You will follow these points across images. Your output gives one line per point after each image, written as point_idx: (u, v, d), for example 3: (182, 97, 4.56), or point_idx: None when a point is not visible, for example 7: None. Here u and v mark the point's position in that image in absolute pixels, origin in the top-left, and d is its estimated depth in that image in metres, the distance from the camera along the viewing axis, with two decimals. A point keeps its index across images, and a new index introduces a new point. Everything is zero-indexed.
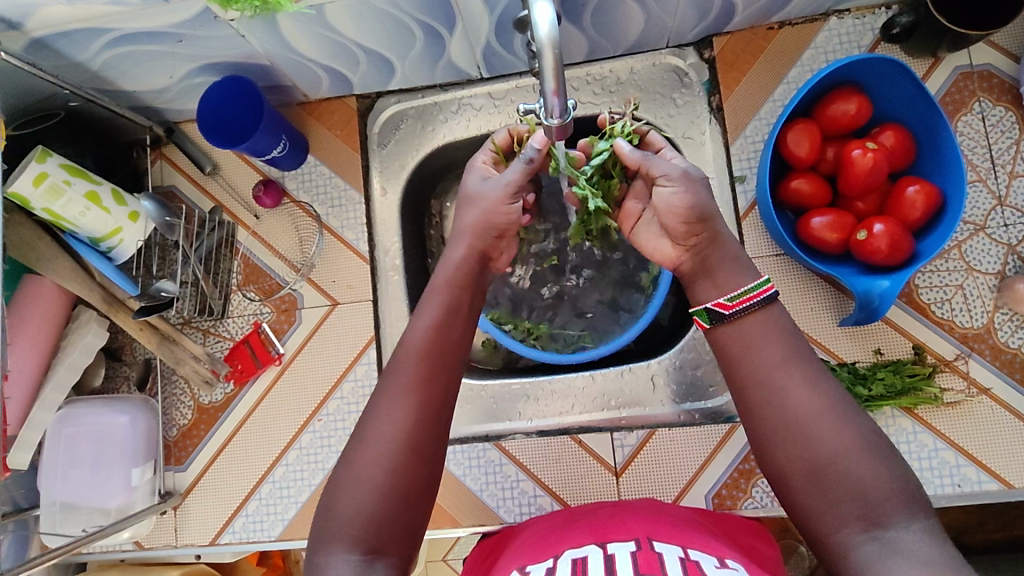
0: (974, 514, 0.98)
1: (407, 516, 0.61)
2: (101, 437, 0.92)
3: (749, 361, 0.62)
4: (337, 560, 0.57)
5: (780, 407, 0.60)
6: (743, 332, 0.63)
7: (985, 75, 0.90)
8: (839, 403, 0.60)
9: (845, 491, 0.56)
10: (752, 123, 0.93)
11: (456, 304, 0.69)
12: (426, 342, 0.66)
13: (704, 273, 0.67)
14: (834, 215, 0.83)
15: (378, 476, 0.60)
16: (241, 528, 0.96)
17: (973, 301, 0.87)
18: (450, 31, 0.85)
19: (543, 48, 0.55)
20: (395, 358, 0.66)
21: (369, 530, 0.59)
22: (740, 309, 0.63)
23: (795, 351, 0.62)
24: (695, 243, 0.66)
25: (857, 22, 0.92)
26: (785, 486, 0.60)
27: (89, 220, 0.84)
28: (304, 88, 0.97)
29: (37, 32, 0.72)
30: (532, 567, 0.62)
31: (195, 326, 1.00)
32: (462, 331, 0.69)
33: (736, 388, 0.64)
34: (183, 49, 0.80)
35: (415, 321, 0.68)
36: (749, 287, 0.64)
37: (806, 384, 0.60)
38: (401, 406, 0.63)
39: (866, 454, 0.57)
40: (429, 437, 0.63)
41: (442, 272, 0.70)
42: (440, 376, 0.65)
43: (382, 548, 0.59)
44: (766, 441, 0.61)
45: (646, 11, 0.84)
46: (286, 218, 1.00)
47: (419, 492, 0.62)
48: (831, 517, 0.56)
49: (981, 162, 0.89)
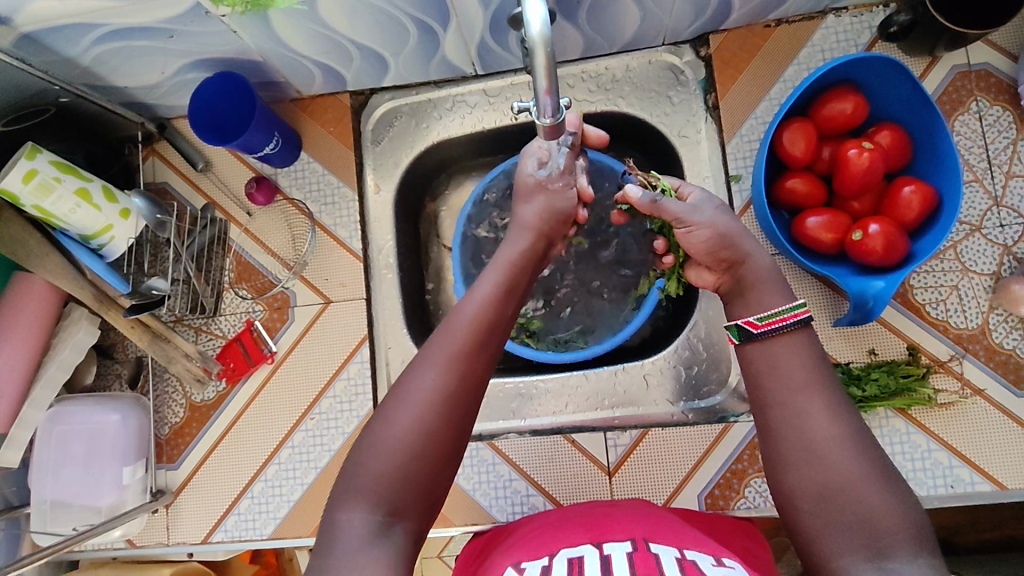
0: (966, 515, 0.98)
1: (435, 482, 0.59)
2: (92, 435, 0.91)
3: (772, 380, 0.62)
4: (355, 519, 0.55)
5: (800, 428, 0.59)
6: (771, 353, 0.63)
7: (983, 74, 0.89)
8: (859, 433, 0.59)
9: (854, 517, 0.55)
10: (748, 122, 0.92)
11: (513, 284, 0.69)
12: (482, 313, 0.65)
13: (740, 292, 0.68)
14: (829, 215, 0.83)
15: (409, 438, 0.58)
16: (233, 527, 0.96)
17: (967, 301, 0.87)
18: (444, 28, 0.84)
19: (535, 47, 0.54)
20: (446, 323, 0.65)
21: (394, 491, 0.57)
22: (768, 330, 0.63)
23: (819, 376, 0.61)
24: (728, 266, 0.69)
25: (854, 21, 0.91)
26: (793, 509, 0.59)
27: (80, 217, 0.83)
28: (297, 84, 0.96)
29: (26, 27, 0.71)
30: (528, 564, 0.62)
31: (187, 324, 0.99)
32: (512, 310, 0.69)
33: (759, 407, 0.63)
34: (174, 44, 0.80)
35: (473, 292, 0.68)
36: (784, 307, 0.64)
37: (829, 411, 0.59)
38: (438, 372, 0.61)
39: (880, 485, 0.56)
40: (467, 409, 0.61)
41: (509, 252, 0.73)
42: (484, 351, 0.64)
43: (403, 512, 0.57)
44: (780, 460, 0.60)
45: (642, 8, 0.83)
46: (279, 215, 1.00)
47: (450, 461, 0.60)
48: (834, 542, 0.56)
49: (978, 162, 0.88)
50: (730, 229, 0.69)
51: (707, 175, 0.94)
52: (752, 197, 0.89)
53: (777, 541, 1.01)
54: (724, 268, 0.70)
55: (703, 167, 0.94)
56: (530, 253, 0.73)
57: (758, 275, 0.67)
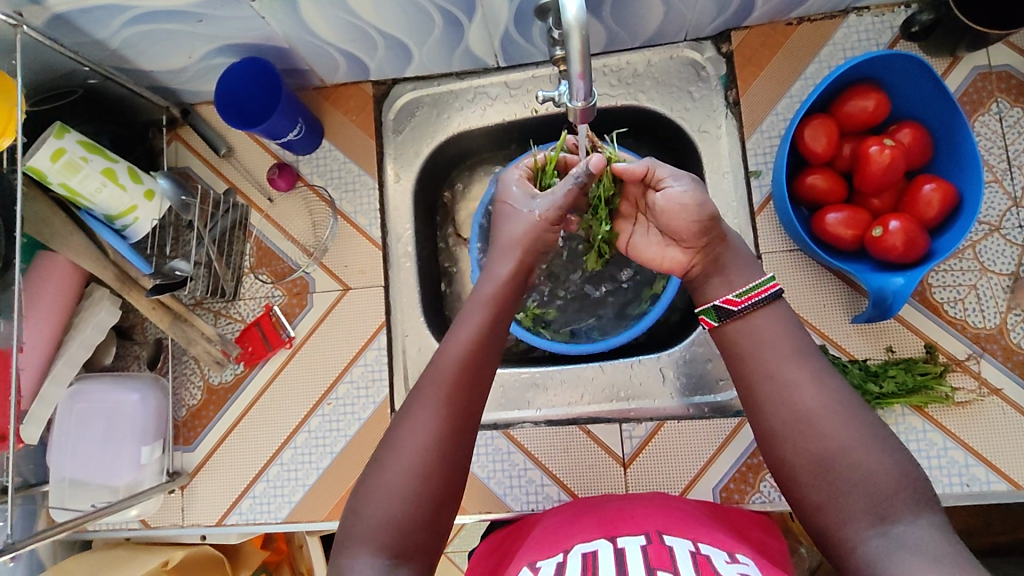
0: (979, 517, 0.97)
1: (436, 522, 0.60)
2: (112, 412, 0.92)
3: (755, 356, 0.63)
4: (360, 563, 0.56)
5: (789, 400, 0.60)
6: (751, 328, 0.64)
7: (1004, 76, 0.89)
8: (845, 398, 0.60)
9: (853, 482, 0.56)
10: (769, 118, 0.93)
11: (496, 319, 0.67)
12: (465, 355, 0.64)
13: (716, 271, 0.68)
14: (849, 212, 0.83)
15: (408, 484, 0.59)
16: (248, 509, 0.96)
17: (985, 301, 0.87)
18: (469, 18, 0.85)
19: (571, 31, 0.55)
20: (431, 368, 0.65)
21: (397, 536, 0.58)
22: (747, 305, 0.64)
23: (799, 345, 0.62)
24: (707, 243, 0.67)
25: (876, 20, 0.92)
26: (792, 481, 0.59)
27: (105, 197, 0.84)
28: (321, 72, 0.97)
29: (59, 7, 0.72)
30: (543, 562, 0.61)
31: (206, 307, 1.00)
32: (498, 345, 0.67)
33: (743, 383, 0.63)
34: (202, 29, 0.81)
35: (453, 332, 0.66)
36: (757, 283, 0.65)
37: (814, 380, 0.60)
38: (431, 417, 0.61)
39: (873, 447, 0.57)
40: (458, 449, 0.61)
41: (486, 287, 0.70)
42: (473, 388, 0.64)
43: (408, 554, 0.57)
44: (773, 435, 0.60)
45: (667, 2, 0.84)
46: (300, 201, 1.01)
47: (447, 501, 0.60)
48: (838, 511, 0.56)
49: (998, 163, 0.89)
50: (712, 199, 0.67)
51: (727, 170, 0.94)
52: (771, 192, 0.89)
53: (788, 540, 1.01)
54: (701, 243, 0.67)
55: (723, 162, 0.95)
56: (509, 285, 0.70)
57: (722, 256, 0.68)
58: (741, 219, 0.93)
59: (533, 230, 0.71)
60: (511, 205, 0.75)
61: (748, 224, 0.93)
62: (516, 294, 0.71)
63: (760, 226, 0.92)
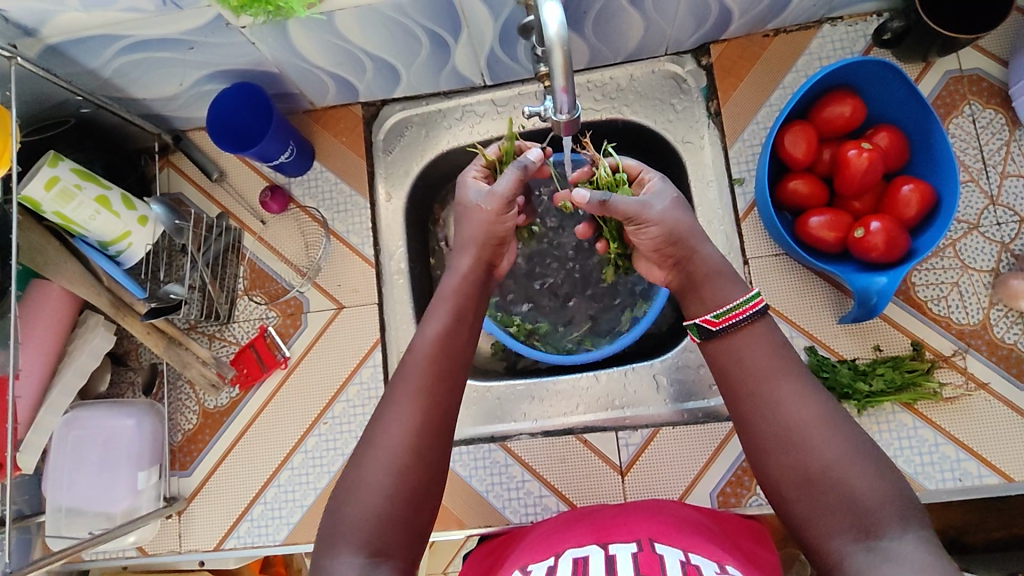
0: (975, 513, 0.98)
1: (413, 521, 0.60)
2: (107, 439, 0.92)
3: (739, 374, 0.63)
4: (341, 562, 0.56)
5: (773, 417, 0.60)
6: (732, 345, 0.64)
7: (975, 79, 0.92)
8: (831, 414, 0.60)
9: (838, 498, 0.56)
10: (749, 127, 0.96)
11: (461, 311, 0.70)
12: (434, 348, 0.66)
13: (692, 289, 0.69)
14: (831, 215, 0.86)
15: (383, 479, 0.60)
16: (246, 533, 0.96)
17: (968, 297, 0.89)
18: (455, 38, 0.87)
19: (553, 47, 0.57)
20: (403, 365, 0.66)
21: (377, 532, 0.58)
22: (726, 326, 0.64)
23: (784, 361, 0.63)
24: (676, 263, 0.69)
25: (850, 29, 0.95)
26: (779, 497, 0.60)
27: (99, 224, 0.85)
28: (311, 96, 0.99)
29: (52, 38, 0.74)
30: (534, 566, 0.62)
31: (201, 331, 1.00)
32: (467, 338, 0.69)
33: (730, 399, 0.64)
34: (193, 56, 0.82)
35: (424, 328, 0.68)
36: (740, 300, 0.65)
37: (799, 395, 0.61)
38: (407, 411, 0.63)
39: (859, 463, 0.57)
40: (434, 441, 0.63)
41: (450, 280, 0.72)
42: (447, 382, 0.65)
43: (387, 550, 0.58)
44: (760, 451, 0.61)
45: (646, 19, 0.86)
46: (292, 223, 1.02)
47: (424, 496, 0.61)
48: (823, 526, 0.57)
49: (973, 163, 0.91)
50: (680, 223, 0.68)
51: (711, 179, 0.97)
52: (755, 198, 0.91)
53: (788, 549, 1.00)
54: (671, 264, 0.69)
55: (707, 171, 0.97)
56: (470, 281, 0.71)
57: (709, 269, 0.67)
58: (726, 227, 0.95)
59: (486, 229, 0.72)
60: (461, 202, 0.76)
61: (733, 231, 0.95)
62: (476, 291, 0.72)
63: (745, 232, 0.94)
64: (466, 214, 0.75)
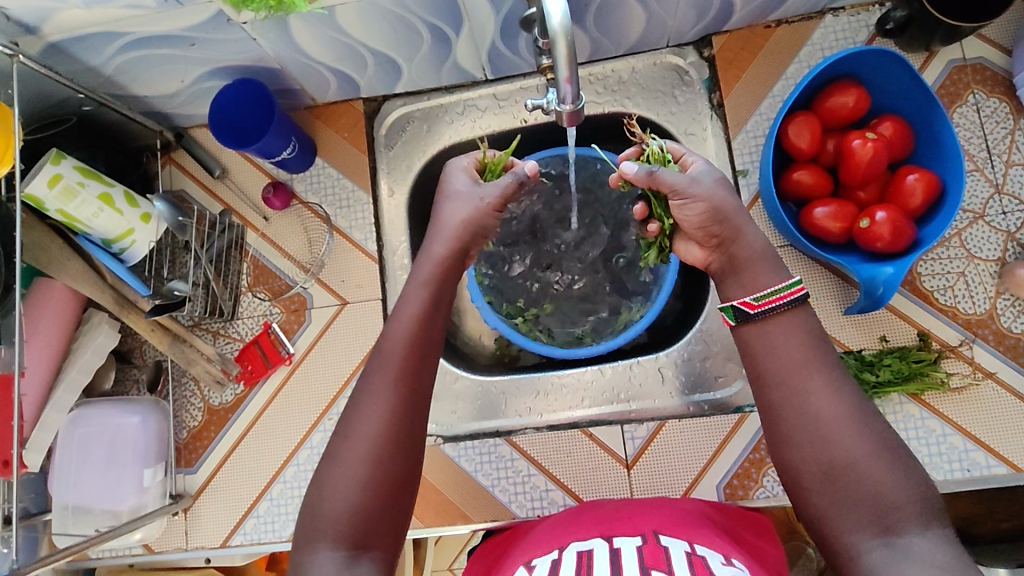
0: (981, 504, 0.98)
1: (393, 510, 0.61)
2: (114, 437, 0.92)
3: (770, 362, 0.62)
4: (320, 558, 0.58)
5: (801, 408, 0.59)
6: (767, 334, 0.63)
7: (979, 68, 0.92)
8: (861, 411, 0.59)
9: (859, 494, 0.56)
10: (752, 118, 0.95)
11: (439, 296, 0.69)
12: (410, 335, 0.66)
13: (732, 272, 0.67)
14: (836, 205, 0.85)
15: (361, 471, 0.60)
16: (252, 529, 0.96)
17: (975, 287, 0.88)
18: (456, 32, 0.87)
19: (557, 37, 0.57)
20: (378, 353, 0.66)
21: (356, 525, 0.59)
22: (765, 310, 0.63)
23: (817, 355, 0.61)
24: (719, 243, 0.67)
25: (852, 19, 0.94)
26: (798, 487, 0.60)
27: (103, 221, 0.85)
28: (312, 92, 0.98)
29: (54, 36, 0.74)
30: (538, 561, 0.62)
31: (205, 328, 1.00)
32: (441, 323, 0.69)
33: (758, 386, 0.63)
34: (194, 52, 0.82)
35: (398, 313, 0.68)
36: (779, 287, 0.64)
37: (830, 389, 0.60)
38: (383, 400, 0.63)
39: (885, 463, 0.57)
40: (410, 428, 0.63)
41: (424, 267, 0.71)
42: (421, 370, 0.65)
43: (369, 542, 0.59)
44: (784, 440, 0.60)
45: (648, 10, 0.86)
46: (295, 219, 1.01)
47: (402, 486, 0.62)
48: (841, 519, 0.57)
49: (978, 152, 0.91)
50: (720, 201, 0.66)
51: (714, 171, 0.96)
52: (759, 189, 0.91)
53: (795, 542, 1.00)
54: (714, 245, 0.68)
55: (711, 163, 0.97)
56: None
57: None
58: None
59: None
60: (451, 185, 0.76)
61: None
62: (452, 273, 0.71)
63: None
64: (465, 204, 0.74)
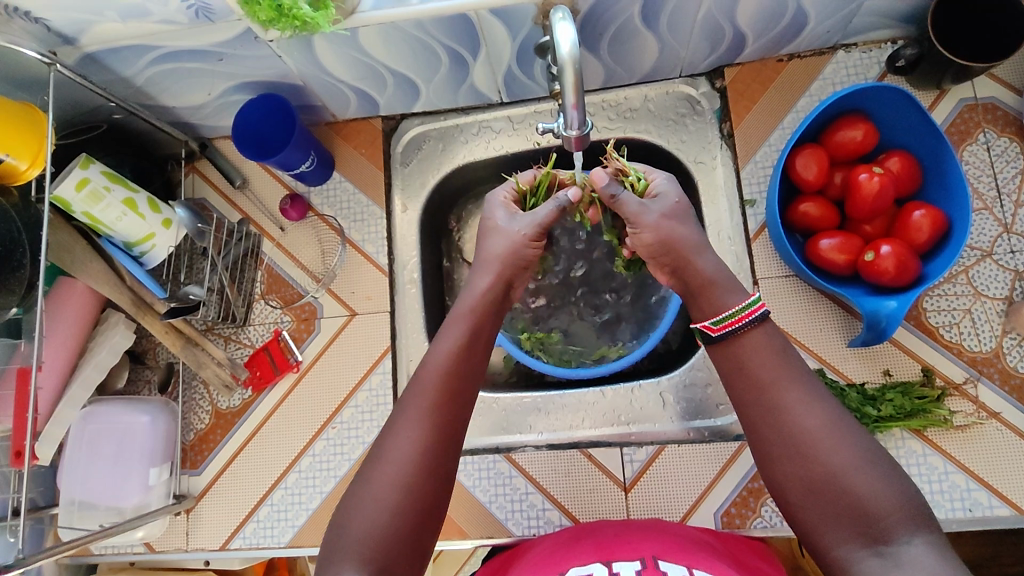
0: (987, 547, 0.96)
1: (418, 536, 0.60)
2: (123, 435, 0.95)
3: (746, 379, 0.63)
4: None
5: (778, 424, 0.60)
6: (737, 352, 0.64)
7: (989, 107, 0.93)
8: (839, 420, 0.59)
9: (845, 505, 0.56)
10: (762, 149, 0.96)
11: (479, 331, 0.70)
12: (449, 365, 0.66)
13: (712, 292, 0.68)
14: (842, 238, 0.86)
15: (392, 496, 0.60)
16: (252, 534, 0.97)
17: (981, 325, 0.88)
18: (474, 57, 0.89)
19: (565, 65, 0.59)
20: (416, 380, 0.66)
21: (380, 549, 0.58)
22: (725, 332, 0.64)
23: (788, 368, 0.62)
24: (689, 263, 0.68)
25: (864, 56, 0.96)
26: (786, 502, 0.60)
27: (125, 225, 0.87)
28: (333, 108, 1.02)
29: (89, 47, 0.77)
30: None
31: (217, 333, 1.03)
32: (480, 357, 0.69)
33: (739, 405, 0.64)
34: (222, 67, 0.85)
35: (437, 345, 0.69)
36: (740, 307, 0.64)
37: (805, 402, 0.60)
38: (417, 428, 0.63)
39: (868, 472, 0.56)
40: (443, 457, 0.63)
41: (468, 301, 0.72)
42: (456, 402, 0.65)
43: (392, 568, 0.58)
44: (767, 457, 0.61)
45: (661, 41, 0.88)
46: (310, 231, 1.04)
47: (431, 510, 0.61)
48: (830, 533, 0.56)
49: (987, 191, 0.91)
50: (677, 234, 0.70)
51: (723, 200, 0.97)
52: (766, 219, 0.92)
53: None
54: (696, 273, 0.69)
55: (719, 192, 0.98)
56: (479, 291, 0.72)
57: (707, 286, 0.67)
58: (737, 246, 0.96)
59: (506, 245, 0.74)
60: (492, 222, 0.78)
61: (744, 251, 0.95)
62: (496, 307, 0.73)
63: (756, 251, 0.95)
64: (489, 230, 0.76)
